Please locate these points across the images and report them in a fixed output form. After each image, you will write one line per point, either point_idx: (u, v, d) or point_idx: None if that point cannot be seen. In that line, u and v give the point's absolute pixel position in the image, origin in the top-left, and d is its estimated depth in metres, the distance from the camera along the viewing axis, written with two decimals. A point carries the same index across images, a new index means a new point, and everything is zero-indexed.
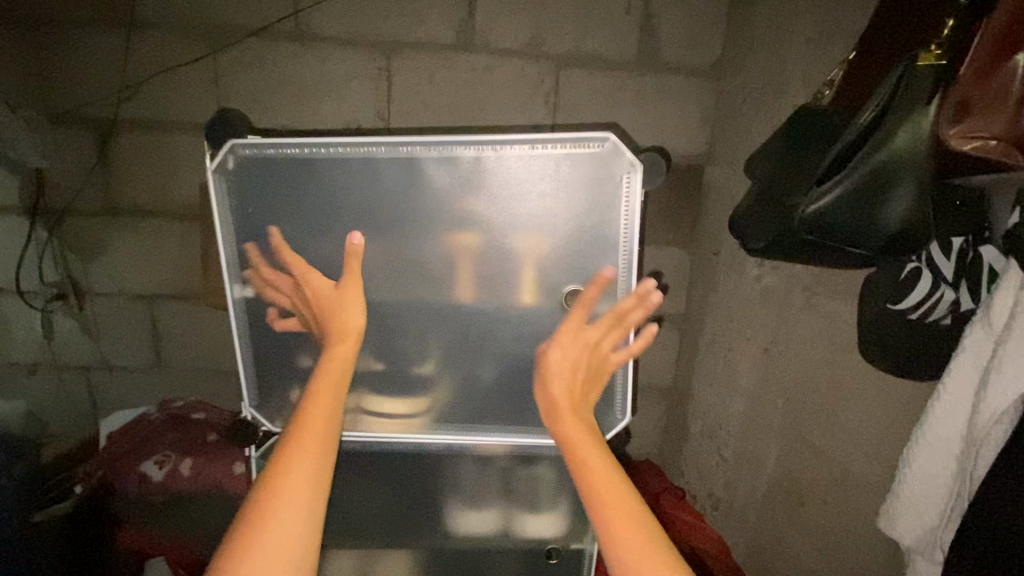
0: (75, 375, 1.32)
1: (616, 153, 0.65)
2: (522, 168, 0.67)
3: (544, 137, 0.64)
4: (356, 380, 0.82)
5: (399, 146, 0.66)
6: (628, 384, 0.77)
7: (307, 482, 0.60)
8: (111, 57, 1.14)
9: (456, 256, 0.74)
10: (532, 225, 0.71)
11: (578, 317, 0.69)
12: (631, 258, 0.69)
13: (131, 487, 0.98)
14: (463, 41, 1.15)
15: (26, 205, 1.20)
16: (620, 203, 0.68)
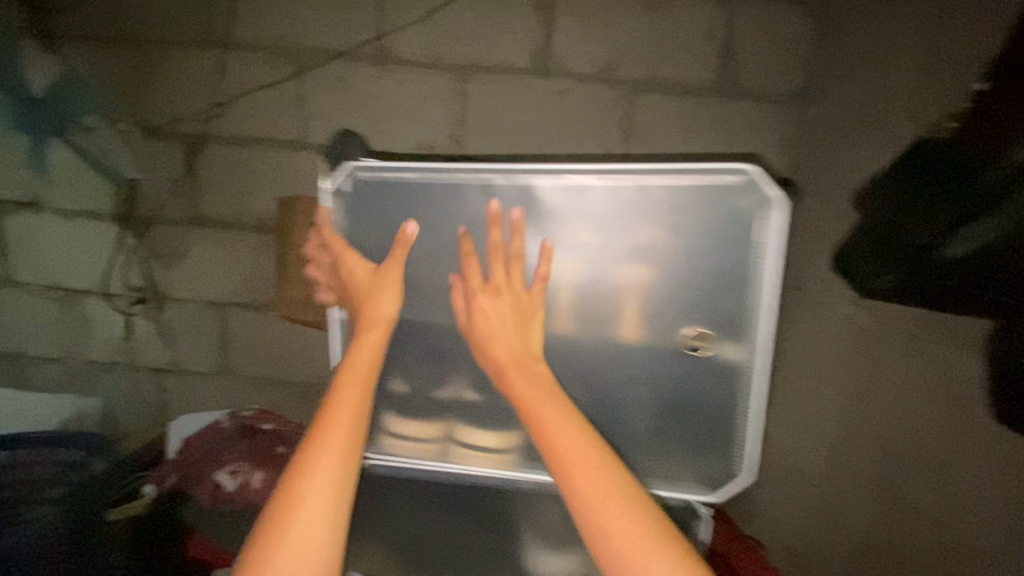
0: (148, 376, 1.38)
1: (747, 186, 0.67)
2: (648, 199, 0.70)
3: (679, 168, 0.68)
4: (457, 412, 0.83)
5: (518, 175, 0.72)
6: (750, 442, 0.76)
7: (338, 466, 0.69)
8: (206, 77, 1.21)
9: (568, 286, 0.76)
10: (652, 257, 0.72)
11: (473, 279, 0.75)
12: (761, 295, 0.69)
13: (202, 495, 0.99)
14: (539, 65, 1.15)
15: (117, 213, 1.27)
16: (753, 238, 0.68)
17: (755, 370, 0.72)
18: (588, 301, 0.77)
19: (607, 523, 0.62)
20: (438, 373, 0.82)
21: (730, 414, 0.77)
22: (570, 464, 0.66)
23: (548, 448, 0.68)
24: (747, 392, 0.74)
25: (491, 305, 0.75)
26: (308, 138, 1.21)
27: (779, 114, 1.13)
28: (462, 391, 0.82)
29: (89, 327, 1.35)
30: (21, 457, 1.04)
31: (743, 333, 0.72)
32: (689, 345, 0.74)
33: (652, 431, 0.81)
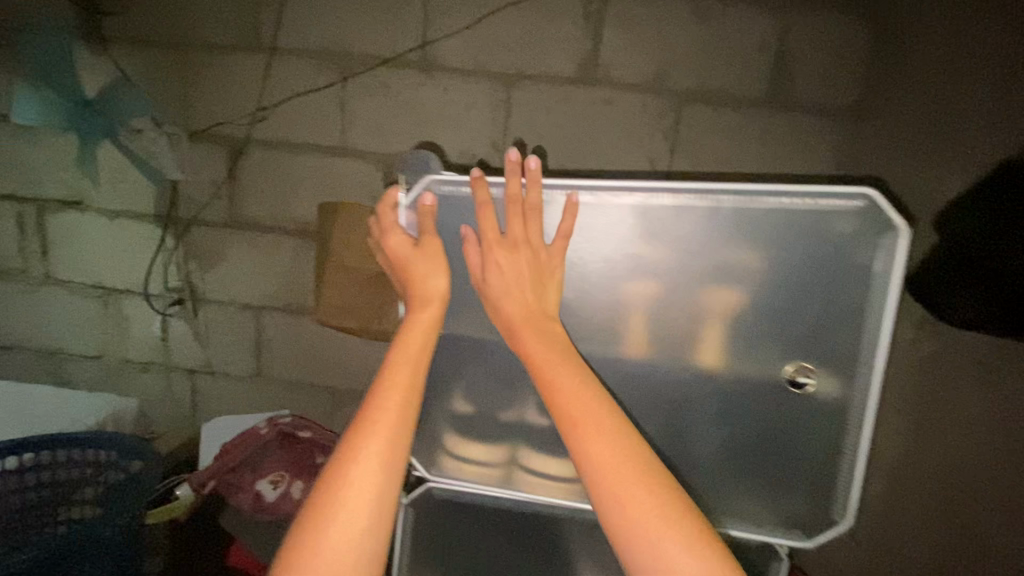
0: (182, 377, 1.38)
1: (875, 211, 0.58)
2: (755, 222, 0.62)
3: (795, 190, 0.59)
4: (520, 433, 0.77)
5: (604, 193, 0.65)
6: (854, 490, 0.68)
7: (384, 454, 0.60)
8: (250, 82, 1.21)
9: (641, 311, 0.69)
10: (755, 285, 0.65)
11: (488, 231, 0.66)
12: (879, 332, 0.62)
13: (243, 503, 1.01)
14: (585, 74, 1.12)
15: (161, 214, 1.29)
16: (876, 268, 0.61)
17: (863, 416, 0.65)
18: (674, 330, 0.70)
19: (632, 507, 0.54)
20: (507, 394, 0.75)
21: (830, 459, 0.69)
22: (583, 435, 0.58)
23: (559, 414, 0.61)
24: (856, 438, 0.66)
25: (508, 263, 0.66)
26: (349, 144, 1.21)
27: (830, 130, 1.09)
28: (530, 414, 0.76)
29: (126, 326, 1.37)
30: (64, 457, 1.03)
31: (857, 372, 0.64)
32: (785, 379, 0.68)
33: (734, 466, 0.74)
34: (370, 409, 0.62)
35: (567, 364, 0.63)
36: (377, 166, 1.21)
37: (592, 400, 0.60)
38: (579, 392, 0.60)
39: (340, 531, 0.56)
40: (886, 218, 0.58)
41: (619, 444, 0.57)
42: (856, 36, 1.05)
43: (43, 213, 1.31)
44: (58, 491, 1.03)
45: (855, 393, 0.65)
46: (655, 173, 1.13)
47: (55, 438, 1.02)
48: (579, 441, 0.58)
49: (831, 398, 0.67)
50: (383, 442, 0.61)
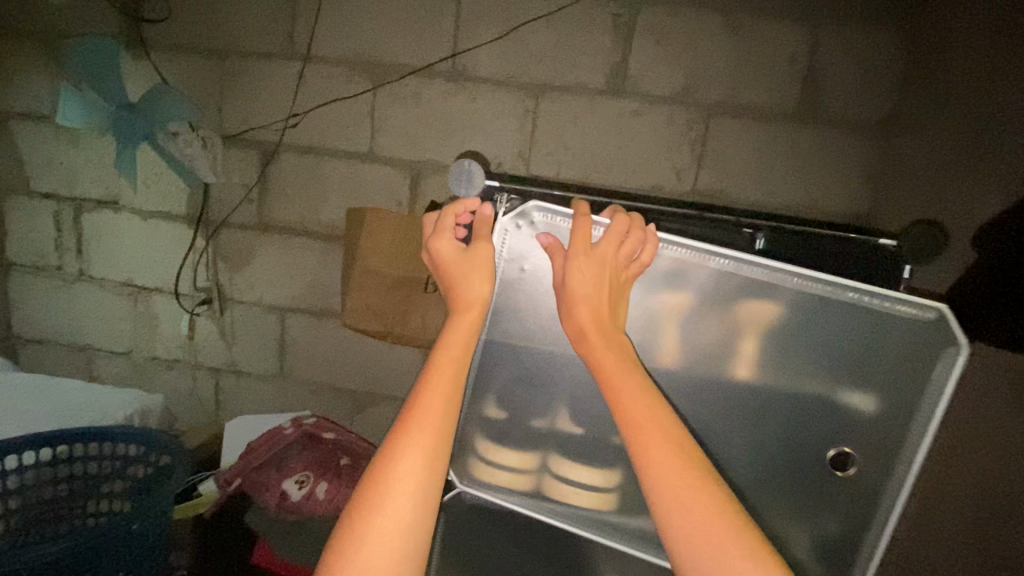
0: (206, 374, 1.41)
1: (944, 329, 0.60)
2: (822, 305, 0.64)
3: (876, 289, 0.61)
4: (552, 441, 0.77)
5: (708, 256, 0.65)
6: (894, 519, 0.67)
7: (427, 457, 0.61)
8: (284, 88, 1.24)
9: (690, 352, 0.70)
10: (803, 343, 0.66)
11: (579, 243, 0.65)
12: (929, 424, 0.63)
13: (268, 502, 1.03)
14: (614, 85, 1.13)
15: (193, 215, 1.32)
16: (930, 377, 0.62)
17: (914, 460, 0.65)
18: (715, 354, 0.69)
19: (697, 523, 0.54)
20: (540, 400, 0.76)
21: (879, 484, 0.68)
22: (646, 448, 0.58)
23: (625, 425, 0.61)
24: (905, 473, 0.65)
25: (589, 274, 0.65)
26: (378, 150, 1.23)
27: (857, 145, 1.09)
28: (561, 421, 0.76)
29: (155, 325, 1.40)
30: (95, 450, 1.06)
31: (915, 411, 0.64)
32: (840, 413, 0.67)
33: (773, 485, 0.72)
34: (414, 412, 0.63)
35: (629, 375, 0.63)
36: (404, 172, 1.22)
37: (656, 414, 0.60)
38: (638, 403, 0.61)
39: (385, 532, 0.56)
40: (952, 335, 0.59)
41: (680, 455, 0.57)
42: (888, 51, 1.04)
43: (80, 213, 1.35)
44: (85, 484, 1.05)
45: (907, 433, 0.65)
46: (681, 185, 1.13)
47: (87, 431, 1.05)
48: (645, 453, 0.58)
49: (886, 432, 0.66)
50: (427, 446, 0.61)
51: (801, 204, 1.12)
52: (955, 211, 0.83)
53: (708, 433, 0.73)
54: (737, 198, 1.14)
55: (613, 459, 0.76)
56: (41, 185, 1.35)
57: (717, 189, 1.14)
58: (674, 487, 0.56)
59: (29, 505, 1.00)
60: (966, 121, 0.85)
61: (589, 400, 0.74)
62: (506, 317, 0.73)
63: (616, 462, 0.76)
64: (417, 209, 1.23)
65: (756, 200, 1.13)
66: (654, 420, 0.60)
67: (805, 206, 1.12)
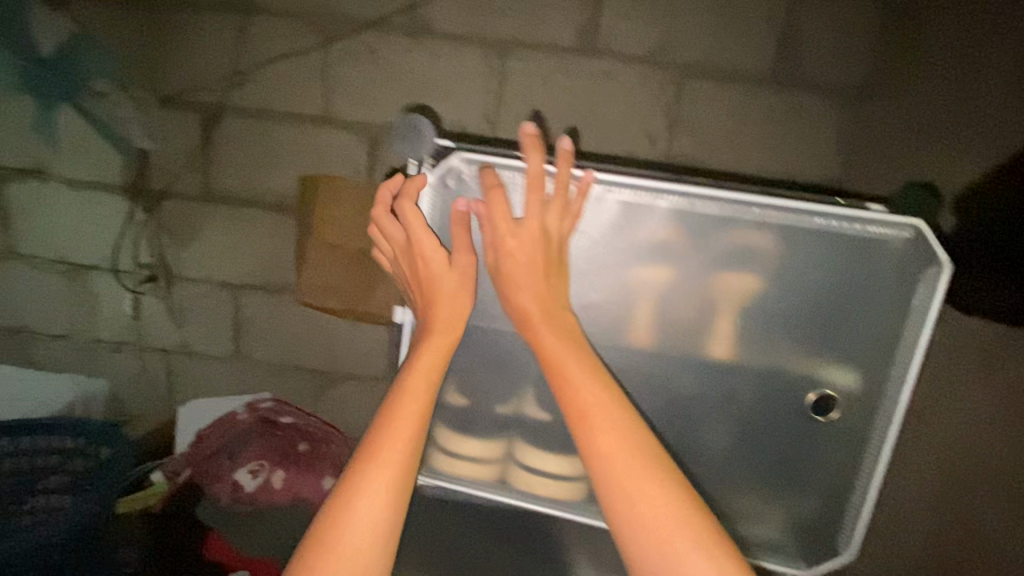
0: (156, 357, 1.32)
1: (921, 244, 0.58)
2: (793, 237, 0.61)
3: (843, 213, 0.58)
4: (512, 426, 0.74)
5: (655, 194, 0.61)
6: (869, 499, 0.65)
7: (389, 483, 0.60)
8: (224, 43, 1.12)
9: (660, 303, 0.66)
10: (774, 281, 0.63)
11: (500, 216, 0.61)
12: (913, 357, 0.60)
13: (220, 493, 0.99)
14: (585, 44, 1.06)
15: (130, 185, 1.21)
16: (913, 300, 0.59)
17: (886, 436, 0.63)
18: (691, 322, 0.66)
19: (642, 508, 0.52)
20: (504, 386, 0.73)
21: (851, 460, 0.67)
22: (591, 431, 0.56)
23: (568, 408, 0.58)
24: (881, 446, 0.63)
25: (519, 253, 0.62)
26: (333, 113, 1.13)
27: (835, 109, 1.05)
28: (528, 407, 0.73)
29: (96, 305, 1.29)
30: (36, 444, 0.98)
31: (886, 391, 0.62)
32: (814, 375, 0.65)
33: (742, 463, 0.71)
34: (376, 438, 0.61)
35: (592, 386, 0.58)
36: (361, 136, 1.13)
37: (600, 395, 0.57)
38: (585, 385, 0.57)
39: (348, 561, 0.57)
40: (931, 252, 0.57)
41: (633, 447, 0.55)
42: (868, 11, 1.00)
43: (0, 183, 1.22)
44: (23, 480, 0.98)
45: (879, 410, 0.63)
46: (654, 152, 1.08)
47: (30, 423, 0.98)
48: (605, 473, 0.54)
49: (859, 406, 0.65)
50: (388, 473, 0.60)
51: (775, 172, 1.09)
52: (932, 180, 0.81)
53: (677, 415, 0.71)
54: (712, 165, 1.10)
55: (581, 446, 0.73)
56: None
57: (692, 155, 1.09)
58: (623, 477, 0.54)
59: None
60: (946, 87, 0.82)
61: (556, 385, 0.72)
62: None
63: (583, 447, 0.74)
64: (376, 177, 1.15)
65: (730, 167, 1.09)
66: (601, 403, 0.56)
67: (780, 174, 1.09)
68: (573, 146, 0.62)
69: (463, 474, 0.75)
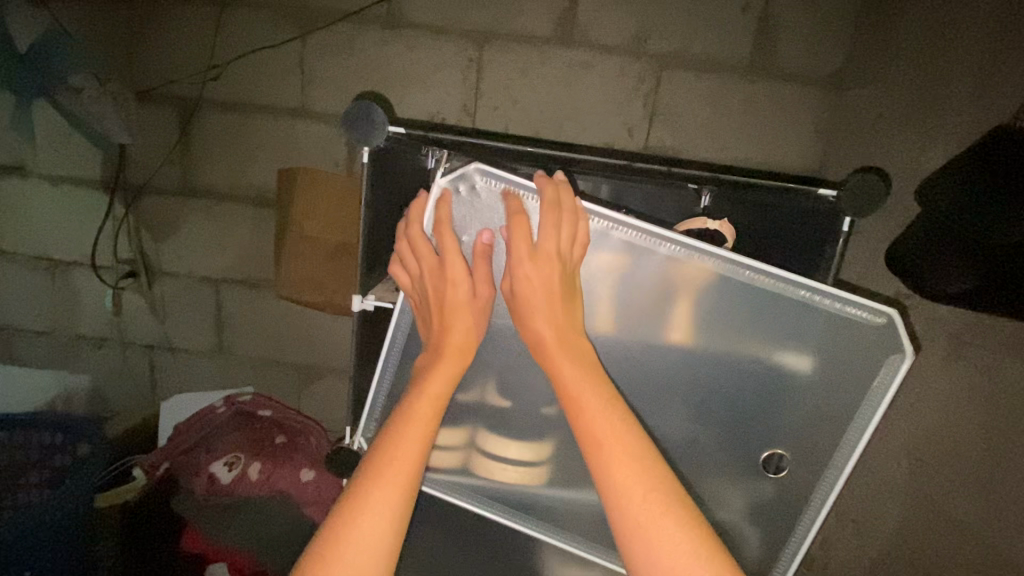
0: (138, 353, 1.32)
1: (891, 336, 0.61)
2: (774, 302, 0.63)
3: (827, 289, 0.61)
4: (479, 416, 0.74)
5: (656, 238, 0.63)
6: (836, 480, 0.68)
7: (391, 510, 0.60)
8: (201, 36, 1.12)
9: (641, 338, 0.68)
10: (753, 340, 0.65)
11: (520, 244, 0.61)
12: (870, 421, 0.64)
13: (197, 486, 0.99)
14: (562, 34, 1.05)
15: (108, 181, 1.20)
16: (873, 383, 0.63)
17: (863, 430, 0.65)
18: (662, 353, 0.68)
19: (656, 537, 0.54)
20: (465, 374, 0.72)
21: (826, 446, 0.68)
22: (610, 465, 0.57)
23: (583, 436, 0.59)
24: (828, 431, 0.67)
25: (535, 277, 0.62)
26: (311, 105, 1.13)
27: (811, 98, 1.05)
28: (492, 396, 0.73)
29: (77, 302, 1.29)
30: (21, 440, 0.99)
31: (865, 400, 0.64)
32: (775, 422, 0.68)
33: (708, 450, 0.72)
34: (381, 464, 0.61)
35: (604, 415, 0.59)
36: (339, 129, 1.13)
37: (612, 424, 0.58)
38: (601, 416, 0.59)
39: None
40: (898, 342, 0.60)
41: (643, 470, 0.56)
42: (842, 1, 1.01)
43: None
44: (4, 479, 0.96)
45: (859, 412, 0.65)
46: (631, 143, 1.09)
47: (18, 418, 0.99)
48: (617, 499, 0.56)
49: (836, 398, 0.65)
50: (396, 494, 0.60)
51: (753, 162, 1.09)
52: (901, 169, 0.81)
53: (646, 403, 0.72)
54: (690, 155, 1.10)
55: (544, 431, 0.74)
56: None
57: (669, 145, 1.10)
58: (635, 503, 0.55)
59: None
60: (917, 77, 0.82)
61: (518, 372, 0.71)
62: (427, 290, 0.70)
63: (548, 433, 0.74)
64: (355, 170, 1.14)
65: (707, 158, 1.10)
66: (614, 431, 0.58)
67: (757, 164, 1.09)
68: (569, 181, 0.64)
69: (429, 460, 0.76)
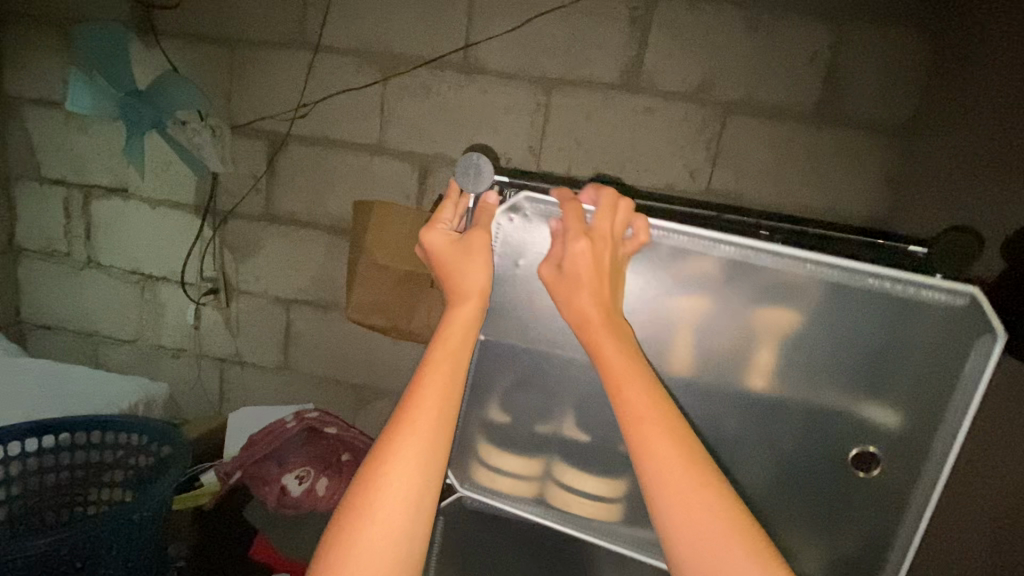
0: (211, 364, 1.41)
1: (977, 315, 0.58)
2: (840, 294, 0.63)
3: (897, 275, 0.60)
4: (554, 448, 0.77)
5: (713, 244, 0.64)
6: (916, 540, 0.66)
7: (422, 457, 0.59)
8: (293, 77, 1.22)
9: (707, 341, 0.68)
10: (816, 319, 0.64)
11: (574, 223, 0.64)
12: (963, 417, 0.60)
13: (269, 496, 1.05)
14: (628, 81, 1.10)
15: (201, 205, 1.31)
16: (962, 369, 0.60)
17: (938, 478, 0.63)
18: (732, 356, 0.68)
19: (697, 522, 0.53)
20: (546, 406, 0.75)
21: (897, 496, 0.66)
22: (647, 439, 0.56)
23: (620, 407, 0.59)
24: (929, 490, 0.64)
25: (589, 253, 0.62)
26: (387, 142, 1.21)
27: (881, 148, 1.05)
28: (567, 428, 0.76)
29: (162, 313, 1.40)
30: (97, 440, 1.05)
31: (934, 429, 0.63)
32: (857, 425, 0.66)
33: (779, 496, 0.71)
34: (408, 414, 0.61)
35: (642, 385, 0.59)
36: (412, 165, 1.21)
37: (656, 398, 0.58)
38: (645, 388, 0.58)
39: (382, 542, 0.55)
40: (987, 321, 0.57)
41: (683, 449, 0.55)
42: (914, 50, 1.01)
43: (89, 199, 1.35)
44: (91, 471, 1.05)
45: (927, 454, 0.64)
46: (694, 186, 1.11)
47: (85, 420, 1.04)
48: (656, 482, 0.55)
49: (908, 450, 0.64)
50: (419, 450, 0.59)
51: (819, 207, 1.09)
52: (981, 221, 0.80)
53: (719, 445, 0.72)
54: (753, 199, 1.11)
55: (620, 469, 0.75)
56: (50, 170, 1.35)
57: (732, 188, 1.11)
58: (677, 482, 0.54)
59: (19, 496, 0.99)
60: (992, 132, 0.82)
61: (597, 408, 0.74)
62: (511, 321, 0.73)
63: (621, 470, 0.75)
64: (425, 203, 1.22)
65: (771, 202, 1.10)
66: (653, 406, 0.57)
67: (824, 209, 1.09)
68: (630, 200, 0.66)
69: (506, 489, 0.79)
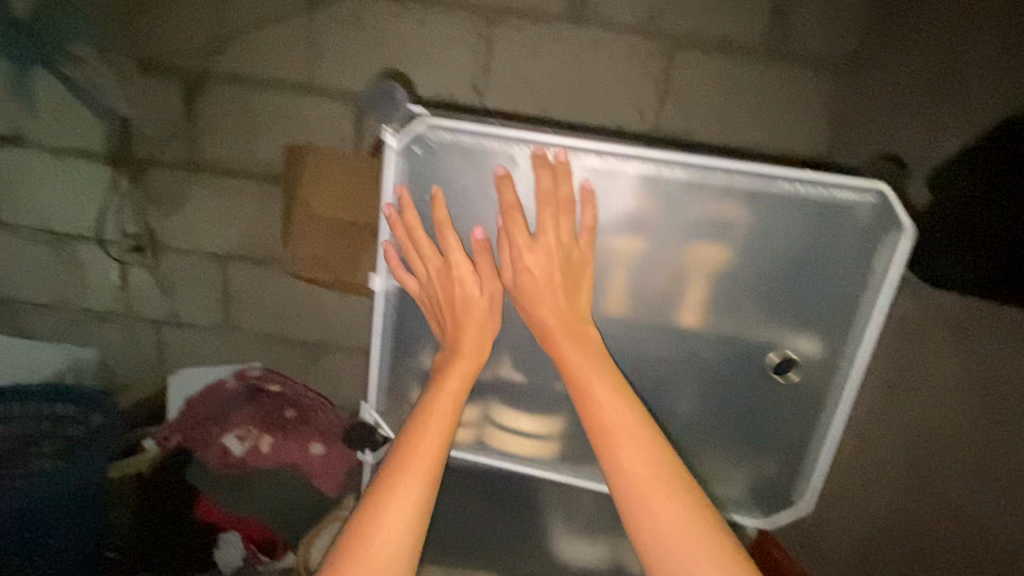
0: (145, 327, 1.33)
1: (886, 209, 0.61)
2: (764, 207, 0.62)
3: (809, 176, 0.60)
4: (489, 391, 0.77)
5: (628, 161, 0.62)
6: (827, 452, 0.71)
7: (421, 484, 0.62)
8: (205, 6, 1.09)
9: (633, 269, 0.68)
10: (741, 247, 0.65)
11: (521, 235, 0.65)
12: (873, 315, 0.64)
13: (210, 457, 1.02)
14: (574, 13, 1.04)
15: (113, 154, 1.19)
16: (876, 268, 0.63)
17: (843, 394, 0.68)
18: (663, 287, 0.68)
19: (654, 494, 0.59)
20: None
21: (813, 417, 0.71)
22: (611, 438, 0.62)
23: (590, 413, 0.64)
24: (837, 410, 0.69)
25: (543, 265, 0.65)
26: (317, 81, 1.11)
27: (823, 81, 1.04)
28: (503, 369, 0.75)
29: (82, 275, 1.29)
30: (19, 411, 1.00)
31: (849, 344, 0.66)
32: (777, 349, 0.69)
33: (709, 426, 0.75)
34: (410, 447, 0.64)
35: (611, 394, 0.63)
36: (346, 106, 1.12)
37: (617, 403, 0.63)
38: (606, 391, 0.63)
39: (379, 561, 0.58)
40: (895, 216, 0.60)
41: (643, 444, 0.61)
42: None
43: None
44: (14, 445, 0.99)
45: (839, 369, 0.67)
46: (640, 125, 1.08)
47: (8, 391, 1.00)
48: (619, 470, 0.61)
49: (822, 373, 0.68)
50: (419, 478, 0.62)
51: (763, 145, 1.08)
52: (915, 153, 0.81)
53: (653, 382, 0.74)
54: (700, 138, 1.09)
55: (560, 406, 0.76)
56: None
57: (679, 127, 1.09)
58: (637, 473, 0.60)
59: None
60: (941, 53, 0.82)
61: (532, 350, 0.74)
62: None
63: (561, 407, 0.76)
64: (363, 147, 1.14)
65: (716, 141, 1.09)
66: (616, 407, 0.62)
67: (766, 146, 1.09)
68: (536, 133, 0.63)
69: None
